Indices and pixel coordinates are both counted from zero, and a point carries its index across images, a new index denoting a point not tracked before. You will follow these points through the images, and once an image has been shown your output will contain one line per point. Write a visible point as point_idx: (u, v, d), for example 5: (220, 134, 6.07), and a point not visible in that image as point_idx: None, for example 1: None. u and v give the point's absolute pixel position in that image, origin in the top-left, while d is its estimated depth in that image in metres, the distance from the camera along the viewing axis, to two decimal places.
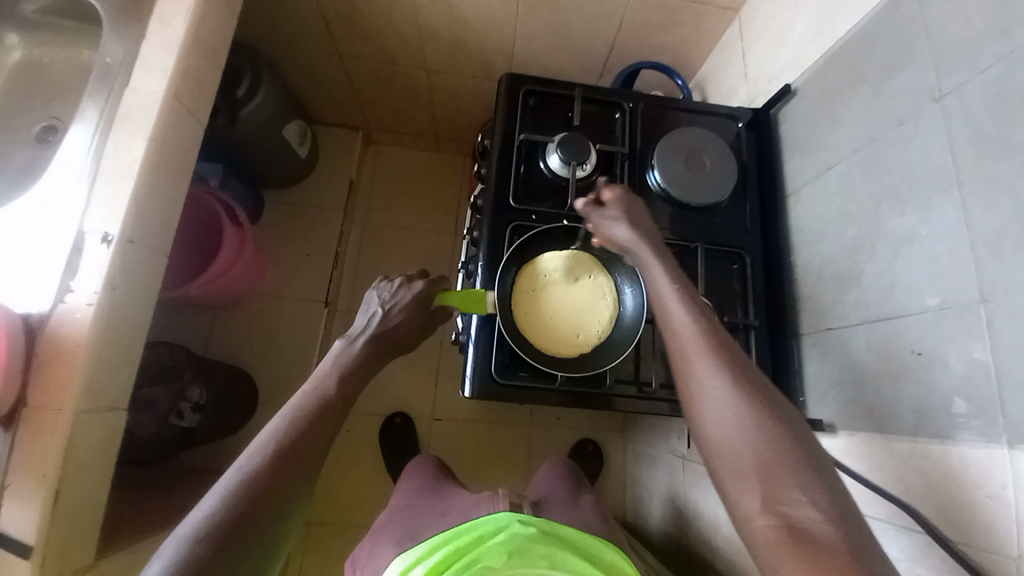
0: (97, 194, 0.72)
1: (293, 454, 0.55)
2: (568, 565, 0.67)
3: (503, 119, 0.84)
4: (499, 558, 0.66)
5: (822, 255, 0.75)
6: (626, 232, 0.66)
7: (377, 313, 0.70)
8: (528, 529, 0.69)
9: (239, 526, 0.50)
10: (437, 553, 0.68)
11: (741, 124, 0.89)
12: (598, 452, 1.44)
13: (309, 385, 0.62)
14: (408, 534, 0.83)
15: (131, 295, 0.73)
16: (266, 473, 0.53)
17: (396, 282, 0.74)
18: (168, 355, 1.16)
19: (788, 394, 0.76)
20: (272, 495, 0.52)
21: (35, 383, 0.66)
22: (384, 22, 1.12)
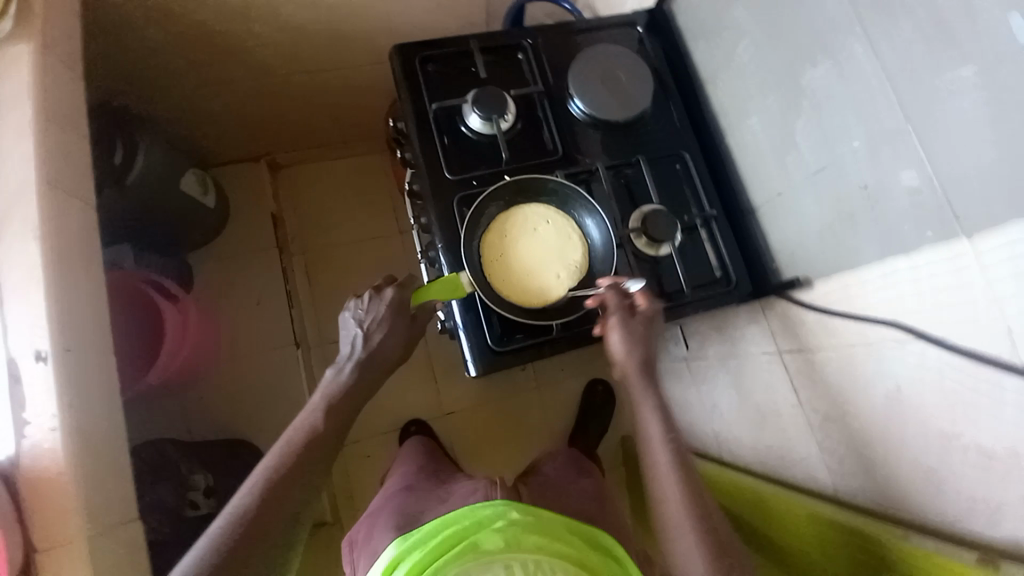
0: (12, 314, 0.66)
1: (278, 494, 0.59)
2: (563, 551, 0.61)
3: (410, 96, 0.80)
4: (495, 543, 0.61)
5: (754, 129, 0.77)
6: (625, 356, 0.68)
7: (357, 336, 0.70)
8: (524, 517, 0.64)
9: (225, 568, 0.54)
10: (435, 542, 0.63)
11: (641, 28, 0.89)
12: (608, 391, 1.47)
13: (300, 420, 0.66)
14: (408, 518, 0.78)
15: (94, 406, 0.68)
16: (251, 515, 0.57)
17: (366, 297, 0.73)
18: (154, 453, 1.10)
19: (761, 268, 0.81)
20: (257, 536, 0.56)
21: (30, 526, 0.62)
22: (242, 33, 1.03)
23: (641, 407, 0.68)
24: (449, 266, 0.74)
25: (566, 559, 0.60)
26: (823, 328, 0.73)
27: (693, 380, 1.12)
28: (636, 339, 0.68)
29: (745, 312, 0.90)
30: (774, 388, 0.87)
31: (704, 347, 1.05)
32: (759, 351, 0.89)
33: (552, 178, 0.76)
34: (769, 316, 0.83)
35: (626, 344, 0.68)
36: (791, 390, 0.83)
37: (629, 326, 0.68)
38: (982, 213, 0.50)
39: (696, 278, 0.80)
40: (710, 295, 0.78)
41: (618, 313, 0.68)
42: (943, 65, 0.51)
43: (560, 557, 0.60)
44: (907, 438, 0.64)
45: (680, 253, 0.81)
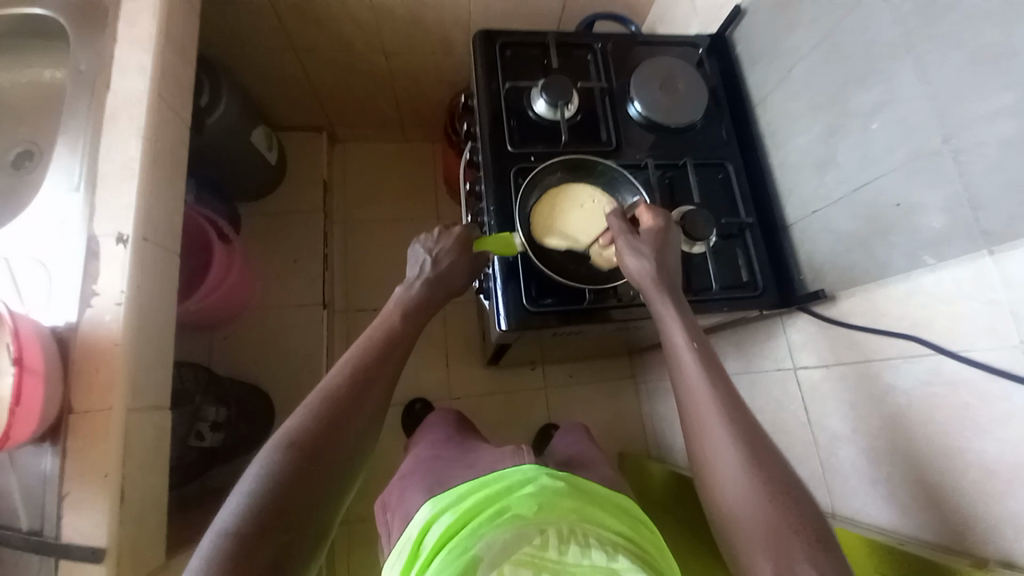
0: (101, 198, 0.72)
1: (367, 381, 0.59)
2: (599, 520, 0.58)
3: (485, 73, 0.88)
4: (528, 508, 0.58)
5: (799, 148, 0.82)
6: (634, 270, 0.69)
7: (427, 261, 0.71)
8: (556, 482, 0.61)
9: (324, 439, 0.54)
10: (465, 503, 0.61)
11: (702, 50, 0.97)
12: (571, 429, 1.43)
13: (377, 321, 0.66)
14: (437, 481, 0.77)
15: (155, 293, 0.73)
16: (343, 395, 0.57)
17: (436, 232, 0.75)
18: (191, 376, 1.17)
19: (789, 280, 0.84)
20: (349, 415, 0.57)
21: (74, 389, 0.65)
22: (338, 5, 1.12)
23: (665, 322, 0.65)
24: (498, 226, 0.80)
25: (610, 530, 0.57)
26: (841, 342, 0.76)
27: None
28: (639, 248, 0.69)
29: (765, 328, 0.93)
30: (786, 402, 0.89)
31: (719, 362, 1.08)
32: (774, 368, 0.91)
33: (604, 162, 0.82)
34: (789, 331, 0.86)
35: (630, 254, 0.69)
36: (802, 406, 0.85)
37: (631, 238, 0.71)
38: (1011, 231, 0.54)
39: (725, 279, 0.84)
40: (737, 296, 0.82)
41: (621, 227, 0.72)
42: (987, 93, 0.56)
43: (598, 526, 0.57)
44: (913, 454, 0.65)
45: (714, 254, 0.85)
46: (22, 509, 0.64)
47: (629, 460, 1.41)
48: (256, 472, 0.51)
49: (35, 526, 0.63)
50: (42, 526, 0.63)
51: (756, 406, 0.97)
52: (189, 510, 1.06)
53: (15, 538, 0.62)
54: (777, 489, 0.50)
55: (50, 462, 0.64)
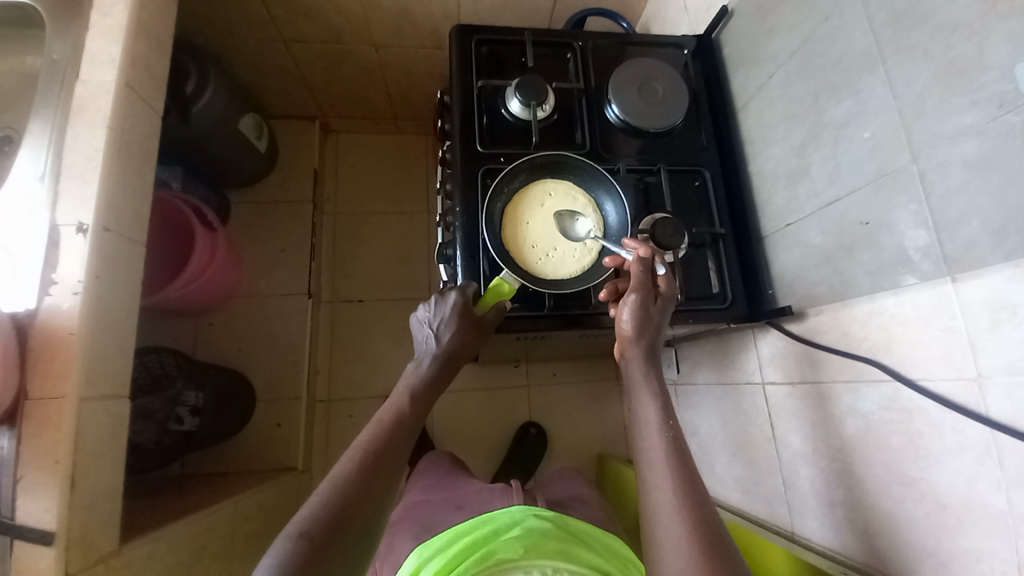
0: (65, 189, 0.72)
1: (379, 479, 0.59)
2: (582, 558, 0.65)
3: (459, 71, 0.86)
4: (515, 551, 0.64)
5: (774, 158, 0.80)
6: (630, 335, 0.69)
7: (430, 338, 0.70)
8: (542, 524, 0.69)
9: (338, 527, 0.53)
10: (451, 549, 0.66)
11: (688, 52, 0.94)
12: (541, 434, 1.45)
13: (387, 403, 0.66)
14: (420, 533, 0.85)
15: (114, 283, 0.73)
16: (356, 481, 0.57)
17: (432, 300, 0.72)
18: (171, 363, 1.15)
19: (759, 294, 0.82)
20: (363, 503, 0.56)
21: (30, 376, 0.66)
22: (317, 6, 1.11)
23: (638, 390, 0.67)
24: (463, 228, 0.79)
25: (591, 568, 0.64)
26: (808, 362, 0.73)
27: (678, 404, 1.14)
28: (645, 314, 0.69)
29: (737, 340, 0.91)
30: (754, 416, 0.88)
31: (695, 372, 1.07)
32: (745, 382, 0.90)
33: (575, 164, 0.80)
34: (758, 345, 0.84)
35: (634, 318, 0.69)
36: (768, 422, 0.84)
37: (647, 301, 0.69)
38: (970, 257, 0.52)
39: (693, 290, 0.82)
40: (704, 308, 0.80)
41: (640, 286, 0.70)
42: (954, 109, 0.53)
43: (580, 564, 0.64)
44: (870, 478, 0.64)
45: (682, 264, 0.84)
46: None
47: (606, 463, 1.41)
48: (271, 560, 0.50)
49: None
50: None
51: (727, 420, 0.96)
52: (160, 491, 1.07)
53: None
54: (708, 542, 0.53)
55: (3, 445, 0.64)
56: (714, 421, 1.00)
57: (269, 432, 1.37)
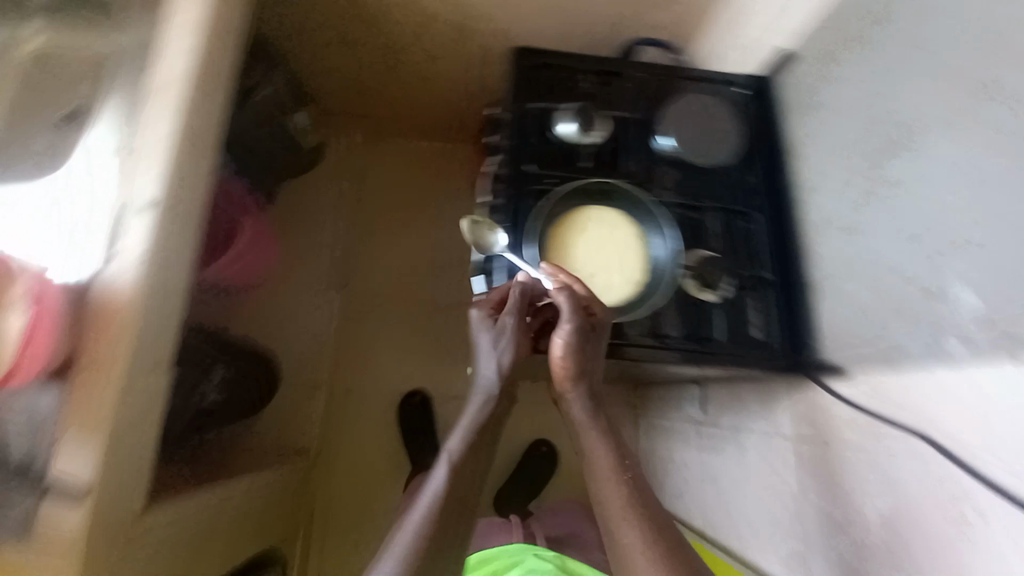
0: (131, 168, 0.75)
1: (436, 545, 0.67)
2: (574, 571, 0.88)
3: (515, 91, 0.88)
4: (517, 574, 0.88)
5: (826, 207, 0.79)
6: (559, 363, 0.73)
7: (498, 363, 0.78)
8: (539, 564, 0.88)
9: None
10: None
11: (747, 91, 0.94)
12: (553, 454, 1.43)
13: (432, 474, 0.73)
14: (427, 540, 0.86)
15: (167, 261, 0.76)
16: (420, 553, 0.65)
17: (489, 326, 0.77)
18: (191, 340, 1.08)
19: (801, 343, 0.81)
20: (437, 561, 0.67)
21: (76, 343, 0.68)
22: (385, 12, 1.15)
23: (587, 435, 0.74)
24: (507, 245, 0.80)
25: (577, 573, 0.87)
26: (848, 424, 0.71)
27: (702, 444, 1.13)
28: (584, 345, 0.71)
29: (772, 390, 0.89)
30: (780, 467, 0.86)
31: (721, 413, 1.06)
32: (776, 433, 0.88)
33: (627, 194, 0.81)
34: (795, 399, 0.83)
35: (568, 353, 0.71)
36: (795, 477, 0.82)
37: (583, 333, 0.70)
38: None
39: (733, 332, 0.81)
40: (743, 352, 0.79)
41: (579, 324, 0.69)
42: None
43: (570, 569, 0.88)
44: (904, 557, 0.62)
45: (727, 305, 0.82)
46: (18, 440, 0.68)
47: None
48: None
49: (30, 461, 0.67)
50: (37, 463, 0.67)
51: (748, 466, 0.95)
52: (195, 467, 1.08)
53: (7, 469, 0.67)
54: None
55: (50, 403, 0.68)
56: (737, 465, 0.99)
57: (287, 416, 1.42)
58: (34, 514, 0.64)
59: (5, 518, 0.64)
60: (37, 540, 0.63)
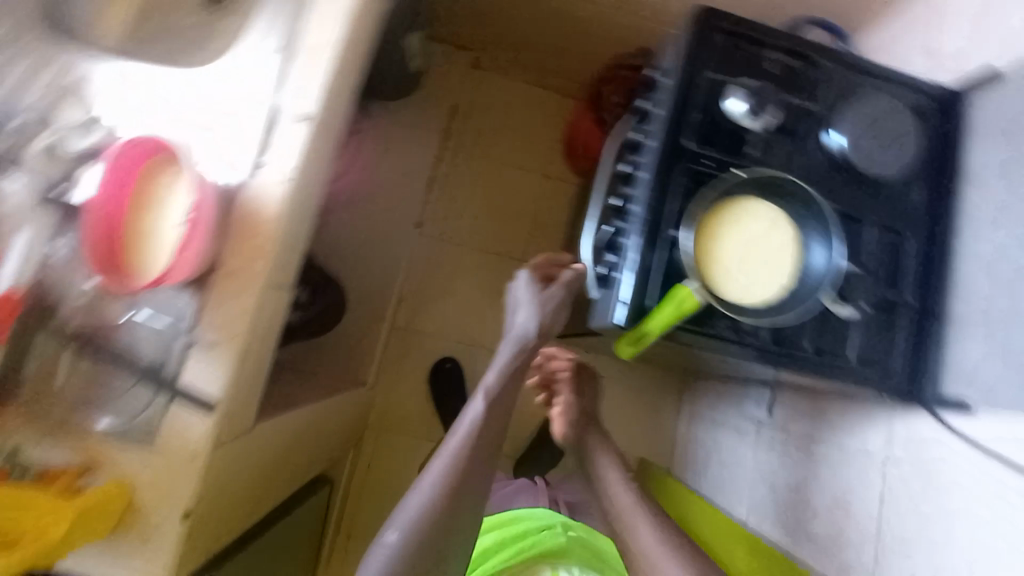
0: (289, 75, 0.71)
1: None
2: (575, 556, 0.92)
3: (691, 57, 0.80)
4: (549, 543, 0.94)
5: (1000, 250, 0.75)
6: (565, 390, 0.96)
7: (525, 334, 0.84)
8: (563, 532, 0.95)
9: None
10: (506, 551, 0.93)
11: (933, 103, 0.85)
12: None
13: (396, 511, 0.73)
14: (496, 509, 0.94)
15: (309, 183, 0.73)
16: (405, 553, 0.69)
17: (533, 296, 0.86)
18: None
19: (922, 375, 0.79)
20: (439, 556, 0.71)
21: (223, 246, 0.68)
22: None
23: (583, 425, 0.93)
24: (648, 220, 0.77)
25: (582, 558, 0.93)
26: (957, 463, 0.73)
27: (760, 445, 1.16)
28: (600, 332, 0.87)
29: (862, 409, 0.90)
30: (856, 488, 0.88)
31: (794, 422, 1.07)
32: (858, 451, 0.89)
33: (805, 194, 0.76)
34: (894, 425, 0.83)
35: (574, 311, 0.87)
36: (874, 501, 0.84)
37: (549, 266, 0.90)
38: None
39: (863, 352, 0.78)
40: (868, 377, 0.78)
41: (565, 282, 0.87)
42: None
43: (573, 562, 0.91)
44: None
45: (867, 325, 0.79)
46: (151, 341, 0.67)
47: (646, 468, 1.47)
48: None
49: (158, 359, 0.66)
50: (165, 361, 0.66)
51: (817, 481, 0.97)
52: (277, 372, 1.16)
53: (136, 368, 0.66)
54: None
55: (185, 303, 0.67)
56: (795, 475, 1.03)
57: (351, 344, 1.46)
58: (161, 418, 0.65)
59: (131, 419, 0.65)
60: (161, 447, 0.64)
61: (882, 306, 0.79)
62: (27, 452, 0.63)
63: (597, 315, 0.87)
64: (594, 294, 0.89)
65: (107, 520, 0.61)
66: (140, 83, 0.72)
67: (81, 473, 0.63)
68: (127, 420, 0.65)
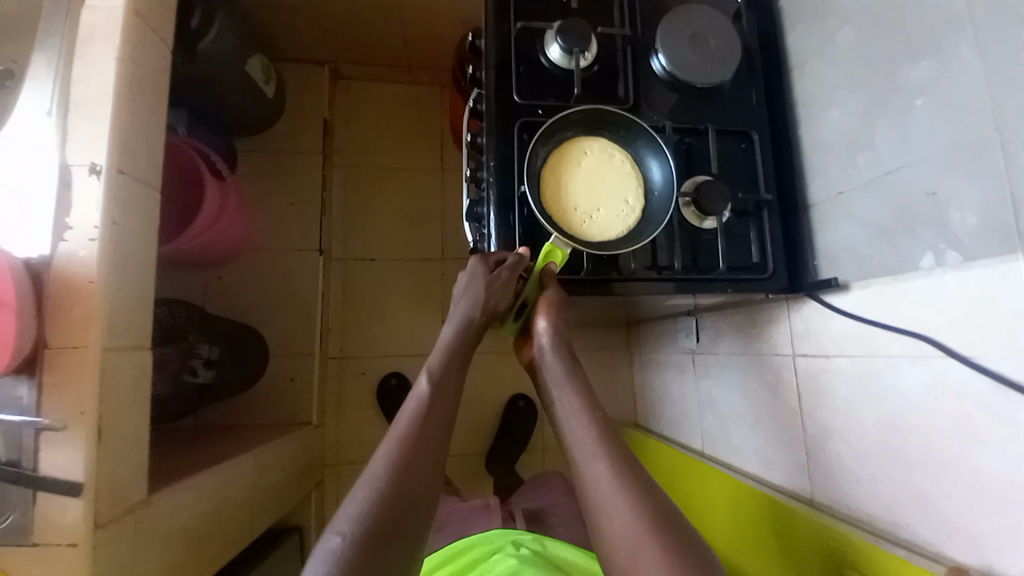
0: (74, 126, 0.67)
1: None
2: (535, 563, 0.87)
3: (497, 13, 0.80)
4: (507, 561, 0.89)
5: (832, 122, 0.77)
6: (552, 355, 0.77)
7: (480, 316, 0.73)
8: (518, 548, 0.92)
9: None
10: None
11: (739, 2, 0.87)
12: (530, 406, 1.51)
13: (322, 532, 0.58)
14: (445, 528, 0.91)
15: (131, 233, 0.69)
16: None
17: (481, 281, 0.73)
18: (182, 314, 1.12)
19: (800, 263, 0.80)
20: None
21: (45, 323, 0.62)
22: None
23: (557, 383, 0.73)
24: (497, 182, 0.75)
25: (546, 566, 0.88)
26: (844, 336, 0.74)
27: (698, 374, 1.16)
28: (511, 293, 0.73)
29: (766, 312, 0.90)
30: (780, 389, 0.88)
31: (716, 343, 1.07)
32: (773, 354, 0.89)
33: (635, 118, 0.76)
34: (792, 318, 0.83)
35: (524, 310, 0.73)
36: (796, 395, 0.84)
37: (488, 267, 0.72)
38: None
39: (733, 257, 0.79)
40: (743, 278, 0.78)
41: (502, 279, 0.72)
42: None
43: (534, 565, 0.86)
44: (897, 453, 0.66)
45: (733, 230, 0.80)
46: None
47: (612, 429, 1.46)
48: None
49: (8, 458, 0.61)
50: (18, 459, 0.60)
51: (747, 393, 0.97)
52: (197, 440, 1.10)
53: None
54: (679, 532, 0.57)
55: (27, 393, 0.61)
56: (730, 394, 1.03)
57: (284, 387, 1.40)
58: (30, 511, 0.60)
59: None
60: (41, 540, 0.61)
61: (742, 208, 0.81)
62: None
63: None
64: None
65: None
66: None
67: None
68: None
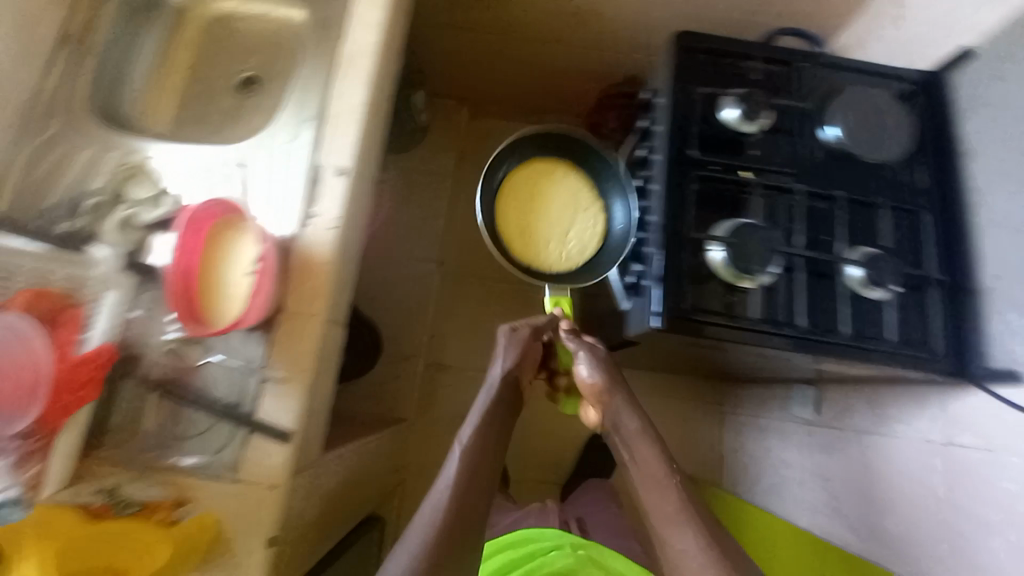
0: (324, 134, 0.78)
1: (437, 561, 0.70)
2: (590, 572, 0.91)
3: (681, 77, 0.87)
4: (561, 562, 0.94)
5: (1010, 210, 0.77)
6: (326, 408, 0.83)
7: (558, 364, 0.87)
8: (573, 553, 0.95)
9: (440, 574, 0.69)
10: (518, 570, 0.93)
11: (912, 86, 0.90)
12: None
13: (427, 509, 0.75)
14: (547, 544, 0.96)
15: (353, 226, 0.80)
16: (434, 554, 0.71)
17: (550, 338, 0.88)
18: None
19: (966, 349, 0.80)
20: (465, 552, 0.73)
21: (283, 290, 0.73)
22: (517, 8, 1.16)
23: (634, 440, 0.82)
24: (667, 227, 0.81)
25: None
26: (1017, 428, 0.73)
27: (816, 445, 1.13)
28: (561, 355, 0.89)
29: (913, 392, 0.89)
30: (921, 472, 0.86)
31: (845, 415, 1.06)
32: (917, 436, 0.88)
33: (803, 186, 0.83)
34: (949, 403, 0.83)
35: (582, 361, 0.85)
36: (943, 481, 0.82)
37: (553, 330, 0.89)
38: None
39: (906, 331, 0.81)
40: (912, 353, 0.79)
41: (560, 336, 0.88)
42: None
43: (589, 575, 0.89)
44: None
45: (902, 305, 0.82)
46: (228, 380, 0.72)
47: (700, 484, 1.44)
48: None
49: (234, 400, 0.71)
50: (241, 402, 0.71)
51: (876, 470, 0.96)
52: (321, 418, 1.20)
53: (214, 408, 0.70)
54: None
55: (256, 349, 0.72)
56: (856, 469, 1.01)
57: (388, 384, 1.49)
58: (242, 450, 0.69)
59: (215, 456, 0.69)
60: (245, 477, 0.68)
61: (909, 284, 0.82)
62: (126, 488, 0.67)
63: (630, 323, 0.91)
64: (624, 305, 0.94)
65: (198, 547, 0.64)
66: (184, 163, 0.81)
67: (177, 506, 0.66)
68: (212, 455, 0.70)
